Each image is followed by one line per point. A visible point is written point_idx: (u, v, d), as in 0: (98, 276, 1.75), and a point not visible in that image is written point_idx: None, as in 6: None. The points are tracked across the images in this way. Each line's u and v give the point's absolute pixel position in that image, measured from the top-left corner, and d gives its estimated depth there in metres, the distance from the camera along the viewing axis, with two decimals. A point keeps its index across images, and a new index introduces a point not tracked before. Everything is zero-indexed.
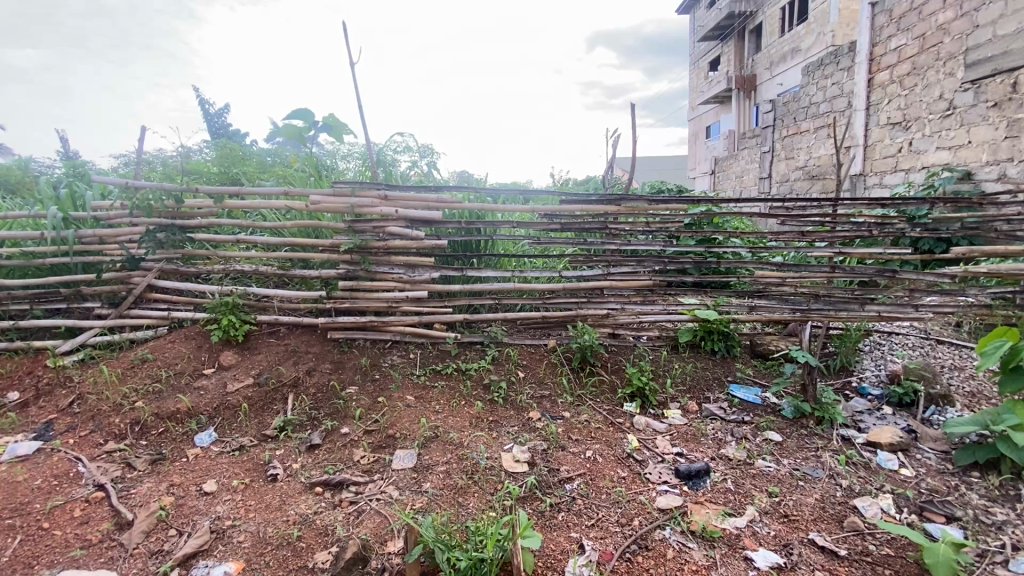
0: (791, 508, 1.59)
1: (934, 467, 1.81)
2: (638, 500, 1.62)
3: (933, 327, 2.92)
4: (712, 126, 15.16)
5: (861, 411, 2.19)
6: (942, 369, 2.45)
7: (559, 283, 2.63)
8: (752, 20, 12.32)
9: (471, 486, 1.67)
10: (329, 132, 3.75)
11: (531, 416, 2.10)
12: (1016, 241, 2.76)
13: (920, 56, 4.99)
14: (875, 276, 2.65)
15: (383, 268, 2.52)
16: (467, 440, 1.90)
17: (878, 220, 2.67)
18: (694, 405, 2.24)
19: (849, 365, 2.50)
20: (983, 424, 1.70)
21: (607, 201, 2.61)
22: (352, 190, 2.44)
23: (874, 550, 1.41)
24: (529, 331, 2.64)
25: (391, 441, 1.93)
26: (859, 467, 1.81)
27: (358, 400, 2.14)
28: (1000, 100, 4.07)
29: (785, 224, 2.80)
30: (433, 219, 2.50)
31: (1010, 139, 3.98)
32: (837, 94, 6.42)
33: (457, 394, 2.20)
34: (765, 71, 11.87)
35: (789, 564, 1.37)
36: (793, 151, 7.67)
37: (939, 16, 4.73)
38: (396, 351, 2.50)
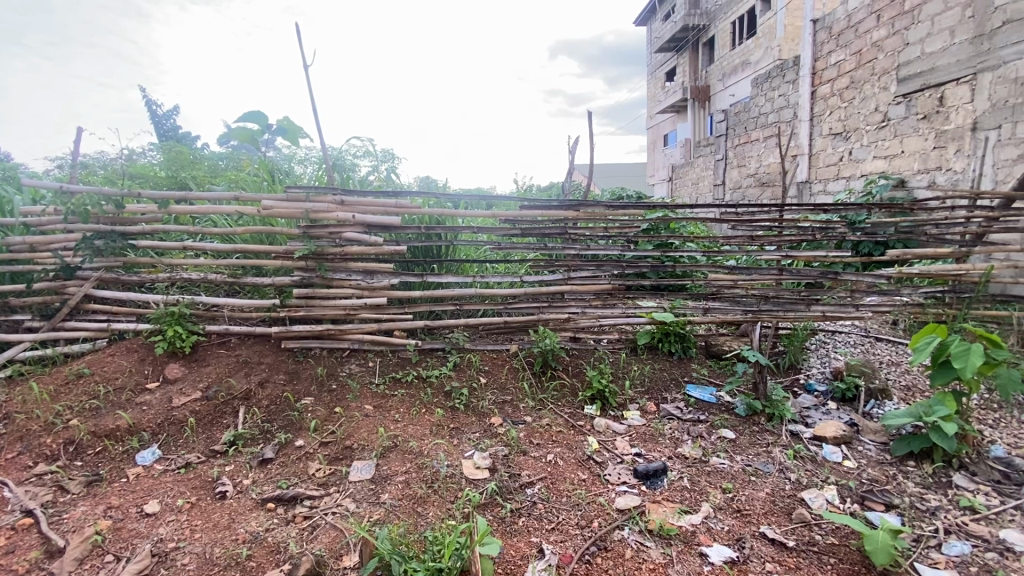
0: (743, 503, 1.64)
1: (875, 458, 1.90)
2: (598, 502, 1.64)
3: (873, 325, 3.09)
4: (669, 135, 15.63)
5: (808, 407, 2.28)
6: (881, 365, 2.59)
7: (520, 288, 2.64)
8: (706, 32, 12.84)
9: (431, 495, 1.64)
10: (284, 135, 3.66)
11: (493, 421, 2.09)
12: (944, 243, 2.97)
13: (857, 71, 5.31)
14: (819, 277, 2.79)
15: (340, 275, 2.46)
16: (427, 448, 1.87)
17: (822, 225, 2.85)
18: (652, 405, 2.29)
19: (798, 364, 2.61)
20: (916, 416, 1.81)
21: (566, 207, 2.65)
22: (307, 195, 2.38)
23: (820, 540, 1.47)
24: (491, 337, 2.66)
25: (347, 451, 1.88)
26: (806, 460, 1.89)
27: (314, 411, 2.08)
28: (929, 113, 4.36)
29: (737, 228, 2.92)
30: (391, 225, 2.46)
31: (939, 148, 4.27)
32: (783, 106, 6.76)
33: (418, 402, 2.17)
34: (718, 82, 12.31)
35: (742, 558, 1.41)
36: (744, 159, 7.99)
37: (872, 34, 5.06)
38: (354, 360, 2.45)
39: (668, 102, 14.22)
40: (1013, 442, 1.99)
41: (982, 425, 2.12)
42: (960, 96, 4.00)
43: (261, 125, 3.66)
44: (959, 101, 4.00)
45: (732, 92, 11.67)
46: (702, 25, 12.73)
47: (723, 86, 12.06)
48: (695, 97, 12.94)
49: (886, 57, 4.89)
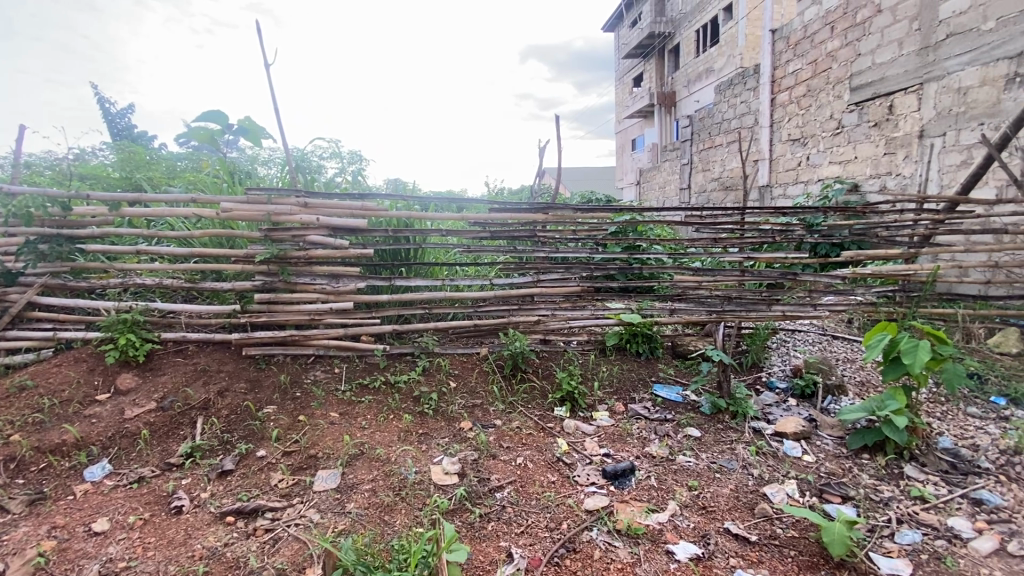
0: (708, 500, 1.67)
1: (832, 452, 1.97)
2: (566, 504, 1.64)
3: (830, 324, 3.21)
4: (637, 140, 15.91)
5: (770, 404, 2.34)
6: (838, 362, 2.69)
7: (490, 291, 2.63)
8: (671, 40, 13.15)
9: (398, 503, 1.61)
10: (246, 136, 3.56)
11: (463, 426, 2.06)
12: (894, 245, 3.11)
13: (814, 80, 5.54)
14: (779, 278, 2.88)
15: (304, 279, 2.40)
16: (394, 455, 1.84)
17: (781, 228, 2.96)
18: (621, 405, 2.32)
19: (760, 362, 2.68)
20: (870, 410, 1.87)
21: (536, 210, 2.68)
22: (269, 197, 2.32)
23: (781, 533, 1.51)
24: (460, 340, 2.64)
25: (312, 461, 1.82)
26: (768, 456, 1.94)
27: (277, 420, 2.02)
28: (879, 120, 4.57)
29: (701, 231, 2.99)
30: (357, 228, 2.42)
31: (889, 154, 4.48)
32: (745, 112, 6.98)
33: (385, 408, 2.13)
34: (683, 88, 12.61)
35: (707, 554, 1.43)
36: (709, 163, 8.21)
37: (827, 44, 5.28)
38: (319, 366, 2.39)
39: (636, 107, 14.49)
40: (959, 433, 2.09)
41: (931, 418, 2.23)
42: (908, 105, 4.22)
43: (221, 125, 3.55)
44: (907, 110, 4.22)
45: (696, 98, 11.97)
46: (667, 33, 13.04)
47: (688, 92, 12.36)
48: (662, 103, 13.23)
49: (840, 66, 5.11)
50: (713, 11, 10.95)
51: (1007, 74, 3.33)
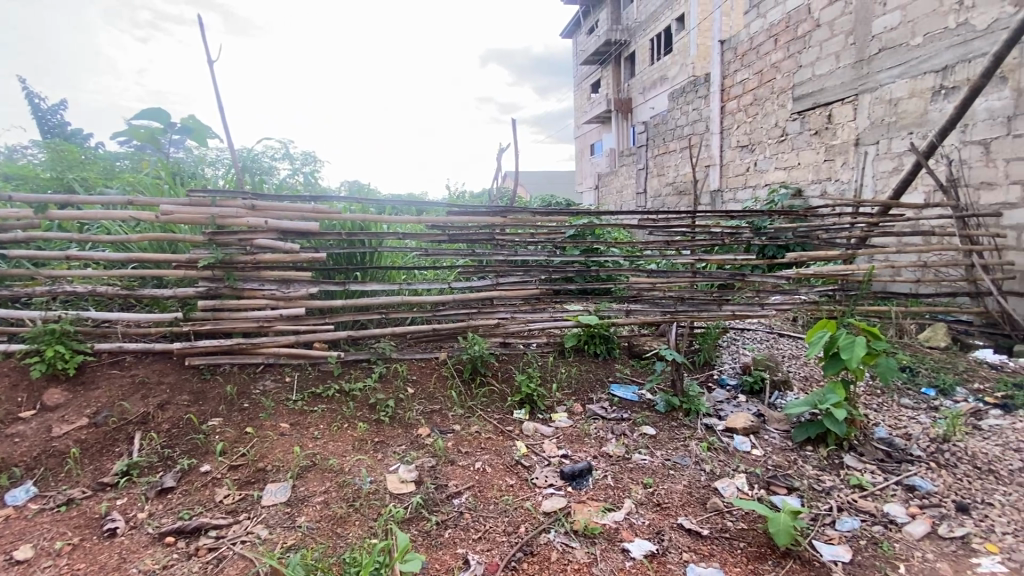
0: (662, 497, 1.71)
1: (779, 445, 2.05)
2: (524, 507, 1.64)
3: (776, 322, 3.36)
4: (595, 145, 16.21)
5: (721, 400, 2.42)
6: (784, 359, 2.82)
7: (449, 294, 2.60)
8: (627, 48, 13.48)
9: (352, 514, 1.56)
10: (190, 135, 3.40)
11: (420, 432, 2.03)
12: (834, 247, 3.29)
13: (760, 89, 5.80)
14: (729, 279, 2.99)
15: (252, 284, 2.31)
16: (348, 465, 1.79)
17: (730, 230, 3.08)
18: (579, 406, 2.34)
19: (712, 360, 2.76)
20: (812, 404, 1.97)
21: (494, 214, 2.70)
22: (213, 199, 2.23)
23: (731, 526, 1.56)
24: (419, 345, 2.60)
25: (260, 474, 1.75)
26: (719, 451, 2.00)
27: (223, 432, 1.92)
28: (820, 128, 4.83)
29: (655, 233, 3.07)
30: (309, 231, 2.35)
31: (829, 161, 4.73)
32: (697, 119, 7.24)
33: (339, 417, 2.07)
34: (639, 95, 12.94)
35: (661, 550, 1.46)
36: (663, 168, 8.45)
37: (771, 56, 5.54)
38: (269, 375, 2.30)
39: (594, 113, 14.76)
40: (893, 423, 2.23)
41: (869, 410, 2.36)
42: (845, 115, 4.48)
43: (161, 123, 3.38)
44: (844, 119, 4.48)
45: (652, 105, 12.31)
46: (623, 40, 13.36)
47: (644, 100, 12.69)
48: (619, 109, 13.54)
49: (783, 77, 5.37)
50: (666, 21, 11.29)
51: (933, 87, 3.59)
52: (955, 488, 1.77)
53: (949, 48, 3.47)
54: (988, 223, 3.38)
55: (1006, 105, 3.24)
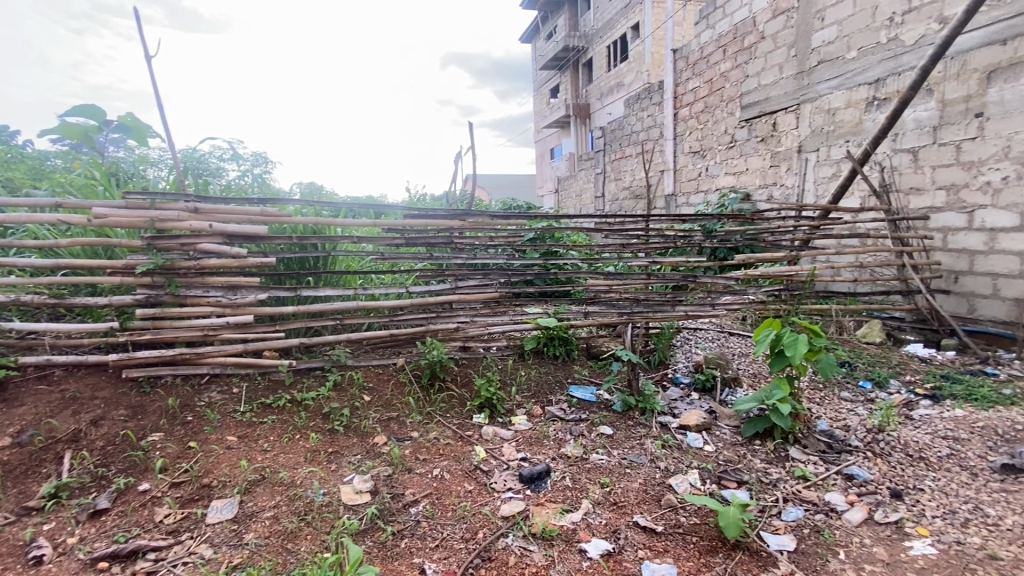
0: (619, 495, 1.74)
1: (729, 440, 2.12)
2: (482, 513, 1.63)
3: (727, 322, 3.48)
4: (555, 149, 16.40)
5: (675, 398, 2.49)
6: (734, 357, 2.93)
7: (407, 299, 2.55)
8: (584, 54, 13.73)
9: (304, 528, 1.51)
10: (128, 133, 3.22)
11: (376, 441, 1.98)
12: (779, 248, 3.44)
13: (710, 97, 6.02)
14: (682, 281, 3.08)
15: (195, 291, 2.20)
16: (300, 478, 1.72)
17: (683, 234, 3.17)
18: (538, 409, 2.35)
19: (666, 359, 2.84)
20: (760, 400, 2.04)
21: (452, 216, 2.67)
22: (152, 202, 2.11)
23: (684, 521, 1.61)
24: (375, 351, 2.54)
25: (205, 491, 1.66)
26: (673, 448, 2.05)
27: (164, 448, 1.82)
28: (766, 136, 5.06)
29: (611, 236, 3.12)
30: (257, 235, 2.27)
31: (774, 166, 4.96)
32: (652, 125, 7.44)
33: (291, 427, 1.99)
34: (597, 101, 13.18)
35: (617, 549, 1.48)
36: (620, 172, 8.64)
37: (720, 66, 5.77)
38: (216, 387, 2.19)
39: (553, 117, 14.94)
40: (834, 416, 2.35)
41: (812, 404, 2.48)
42: (789, 123, 4.71)
43: (96, 120, 3.17)
44: (788, 127, 4.71)
45: (609, 111, 12.55)
46: (581, 47, 13.59)
47: (602, 105, 12.94)
48: (577, 114, 13.75)
49: (731, 86, 5.60)
50: (622, 29, 11.56)
51: (868, 98, 3.83)
52: (890, 475, 1.88)
53: (880, 61, 3.72)
54: (917, 225, 3.63)
55: (931, 115, 3.50)
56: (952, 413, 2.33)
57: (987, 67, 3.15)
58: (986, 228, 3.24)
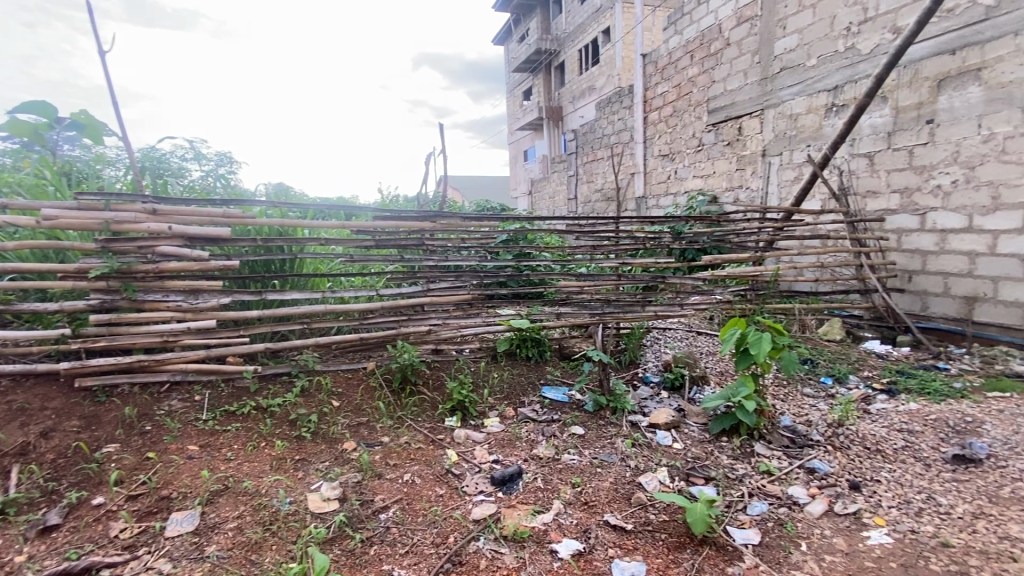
0: (590, 495, 1.75)
1: (697, 438, 2.16)
2: (453, 516, 1.61)
3: (696, 322, 3.56)
4: (528, 151, 16.47)
5: (646, 397, 2.53)
6: (702, 356, 3.00)
7: (377, 302, 2.52)
8: (557, 57, 13.84)
9: (269, 538, 1.47)
10: (82, 131, 3.08)
11: (345, 447, 1.95)
12: (745, 249, 3.54)
13: (679, 102, 6.15)
14: (652, 281, 3.13)
15: (154, 296, 2.12)
16: (265, 487, 1.68)
17: (652, 235, 3.23)
18: (511, 410, 2.35)
19: (637, 359, 2.89)
20: (727, 398, 2.09)
21: (424, 218, 2.63)
22: (107, 203, 2.03)
23: (653, 519, 1.63)
24: (345, 356, 2.49)
25: (164, 503, 1.60)
26: (643, 447, 2.08)
27: (120, 460, 1.74)
28: (732, 140, 5.19)
29: (583, 238, 3.15)
30: (220, 237, 2.20)
31: (740, 170, 5.10)
32: (622, 128, 7.55)
33: (256, 435, 1.94)
34: (569, 104, 13.30)
35: (588, 548, 1.49)
36: (592, 175, 8.74)
37: (688, 71, 5.90)
38: (176, 395, 2.12)
39: (526, 120, 15.00)
40: (797, 411, 2.43)
41: (776, 400, 2.55)
42: (753, 128, 4.85)
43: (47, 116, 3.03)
44: (753, 132, 4.85)
45: (581, 114, 12.68)
46: (553, 50, 13.69)
47: (574, 109, 13.06)
48: (550, 117, 13.85)
49: (698, 91, 5.73)
50: (594, 33, 11.70)
51: (827, 104, 3.98)
52: (849, 468, 1.95)
53: (839, 69, 3.87)
54: (874, 227, 3.79)
55: (886, 121, 3.66)
56: (907, 407, 2.44)
57: (937, 76, 3.32)
58: (937, 230, 3.40)
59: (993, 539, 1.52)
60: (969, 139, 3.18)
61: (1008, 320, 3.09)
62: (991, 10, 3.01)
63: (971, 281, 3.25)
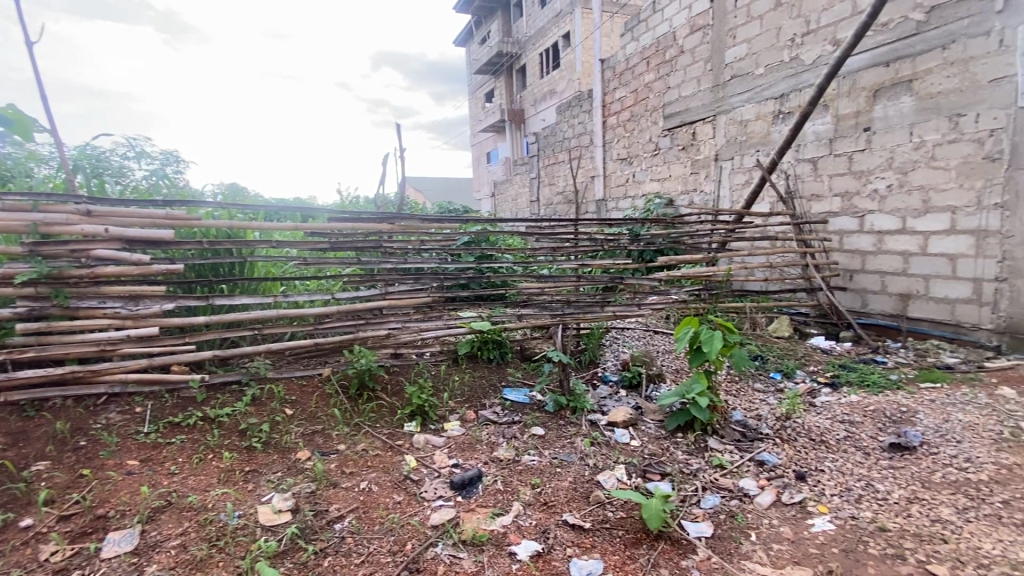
0: (549, 495, 1.76)
1: (654, 435, 2.21)
2: (411, 523, 1.59)
3: (653, 321, 3.65)
4: (491, 153, 16.47)
5: (604, 396, 2.57)
6: (658, 354, 3.07)
7: (333, 306, 2.45)
8: (518, 60, 13.92)
9: (216, 555, 1.41)
10: (10, 127, 2.87)
11: (299, 456, 1.89)
12: (699, 250, 3.65)
13: (636, 107, 6.30)
14: (610, 282, 3.18)
15: (89, 303, 1.99)
16: (211, 501, 1.60)
17: (610, 237, 3.29)
18: (471, 413, 2.34)
19: (596, 359, 2.93)
20: (682, 394, 2.15)
21: (381, 220, 2.61)
22: (35, 203, 1.89)
23: (611, 516, 1.65)
24: (299, 362, 2.42)
25: (99, 522, 1.50)
26: (602, 445, 2.11)
27: (50, 478, 1.62)
28: (686, 144, 5.36)
29: (543, 240, 3.18)
30: (162, 240, 2.10)
31: (694, 173, 5.26)
32: (582, 132, 7.67)
33: (202, 447, 1.85)
34: (531, 107, 13.40)
35: (547, 549, 1.50)
36: (553, 177, 8.83)
37: (644, 77, 6.04)
38: (115, 407, 1.99)
39: (488, 122, 15.02)
40: (747, 406, 2.52)
41: (729, 396, 2.64)
42: (706, 133, 5.02)
43: None
44: (706, 137, 5.02)
45: (543, 118, 12.79)
46: (514, 53, 13.76)
47: (535, 112, 13.17)
48: (512, 119, 13.91)
49: (655, 96, 5.89)
50: (554, 38, 11.83)
51: (774, 112, 4.17)
52: (795, 459, 2.04)
53: (784, 78, 4.06)
54: (818, 229, 3.98)
55: (828, 129, 3.86)
56: (848, 399, 2.57)
57: (873, 86, 3.53)
58: (875, 231, 3.61)
59: (926, 521, 1.62)
60: (903, 146, 3.39)
61: (939, 315, 3.31)
62: (922, 25, 3.23)
63: (905, 279, 3.47)
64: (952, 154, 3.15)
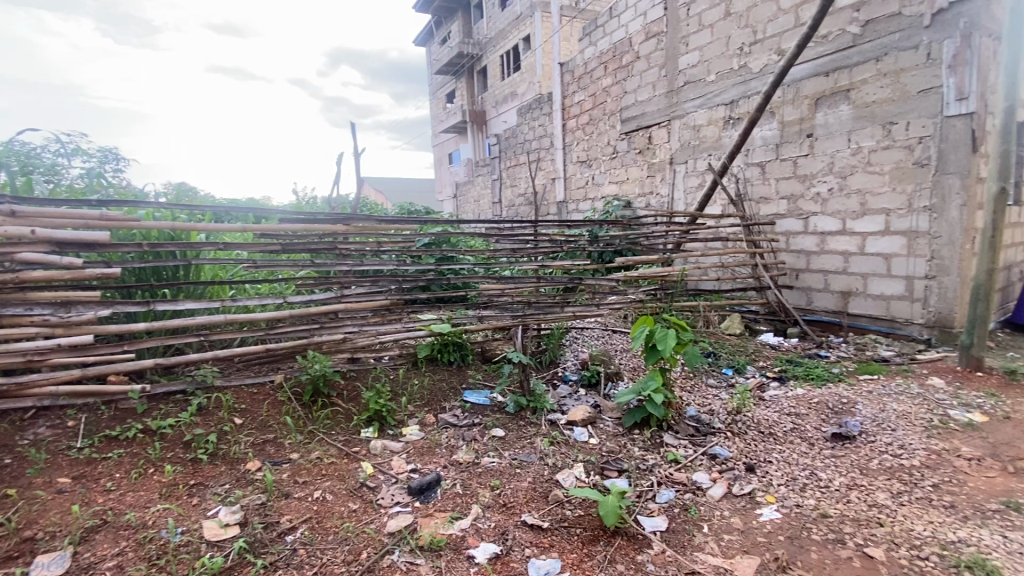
0: (509, 496, 1.76)
1: (611, 432, 2.25)
2: (367, 531, 1.55)
3: (612, 321, 3.71)
4: (452, 155, 16.38)
5: (564, 395, 2.59)
6: (616, 354, 3.13)
7: (286, 310, 2.37)
8: (479, 61, 13.88)
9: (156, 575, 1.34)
10: None
11: (249, 467, 1.81)
12: (655, 251, 3.74)
13: (594, 110, 6.41)
14: (570, 283, 3.21)
15: (13, 310, 1.84)
16: (152, 518, 1.52)
17: (569, 239, 3.32)
18: (430, 417, 2.31)
19: (556, 359, 2.95)
20: (637, 392, 2.21)
21: (335, 221, 2.54)
22: None
23: (570, 514, 1.67)
24: (250, 369, 2.33)
25: (25, 546, 1.40)
26: (561, 445, 2.13)
27: None
28: (643, 147, 5.49)
29: (503, 241, 3.18)
30: (97, 242, 1.97)
31: (650, 176, 5.40)
32: (543, 134, 7.73)
33: (142, 461, 1.75)
34: (492, 108, 13.40)
35: (505, 550, 1.50)
36: (515, 179, 8.86)
37: (602, 81, 6.15)
38: (44, 422, 1.86)
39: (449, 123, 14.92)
40: (701, 402, 2.60)
41: (683, 392, 2.72)
42: (662, 137, 5.15)
43: None
44: (661, 141, 5.16)
45: (504, 120, 12.82)
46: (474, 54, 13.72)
47: (496, 113, 13.17)
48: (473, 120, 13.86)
49: (612, 100, 6.00)
50: (514, 40, 11.87)
51: (725, 117, 4.33)
52: (745, 451, 2.12)
53: (734, 85, 4.23)
54: (766, 230, 4.16)
55: (774, 134, 4.04)
56: (794, 393, 2.70)
57: (814, 95, 3.72)
58: (818, 232, 3.81)
59: (864, 506, 1.72)
60: (842, 152, 3.59)
61: (876, 311, 3.52)
62: (857, 38, 3.43)
63: (845, 278, 3.67)
64: (885, 160, 3.35)
